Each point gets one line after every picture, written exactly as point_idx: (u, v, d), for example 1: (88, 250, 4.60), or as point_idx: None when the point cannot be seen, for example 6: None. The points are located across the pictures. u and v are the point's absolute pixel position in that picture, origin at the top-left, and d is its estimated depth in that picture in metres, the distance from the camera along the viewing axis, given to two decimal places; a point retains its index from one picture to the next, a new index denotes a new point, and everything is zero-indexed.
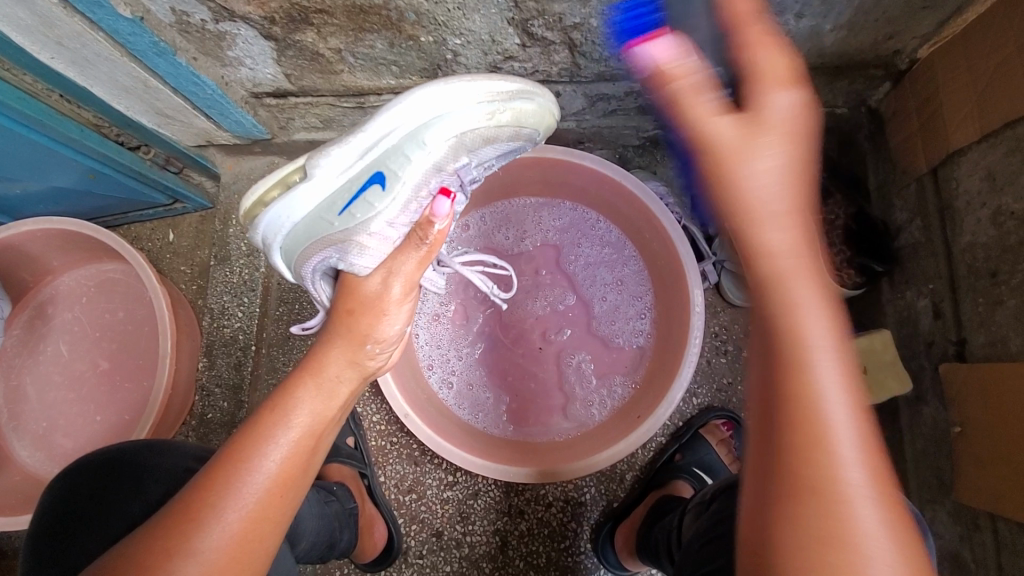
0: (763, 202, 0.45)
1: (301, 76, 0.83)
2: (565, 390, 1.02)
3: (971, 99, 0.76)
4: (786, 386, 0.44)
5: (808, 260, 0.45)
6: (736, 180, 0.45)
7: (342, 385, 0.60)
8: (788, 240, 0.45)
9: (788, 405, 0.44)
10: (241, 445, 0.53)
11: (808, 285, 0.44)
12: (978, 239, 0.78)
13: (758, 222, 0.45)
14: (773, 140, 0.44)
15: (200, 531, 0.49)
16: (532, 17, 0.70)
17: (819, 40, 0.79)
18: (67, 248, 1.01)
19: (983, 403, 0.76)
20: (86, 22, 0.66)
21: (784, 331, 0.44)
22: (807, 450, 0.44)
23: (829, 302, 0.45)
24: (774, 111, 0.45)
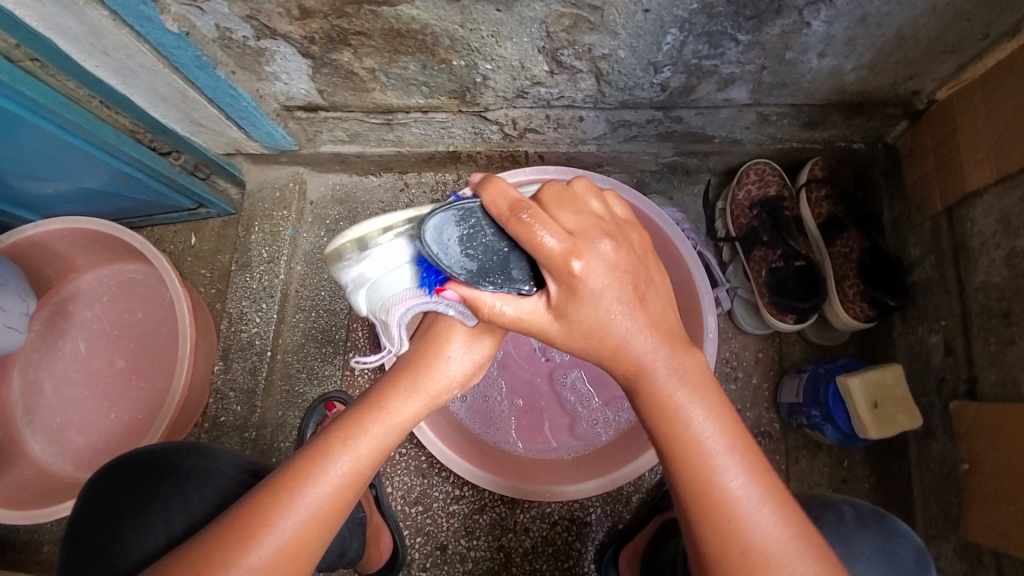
0: (632, 352, 0.55)
1: (333, 92, 0.85)
2: (569, 411, 1.04)
3: (987, 143, 0.78)
4: (680, 467, 0.54)
5: (677, 362, 0.55)
6: (584, 333, 0.55)
7: (408, 424, 0.61)
8: (655, 348, 0.55)
9: (687, 477, 0.53)
10: (307, 462, 0.55)
11: (680, 386, 0.55)
12: (991, 279, 0.79)
13: (626, 350, 0.55)
14: (595, 289, 0.53)
15: (256, 546, 0.51)
16: (563, 47, 0.73)
17: (839, 78, 0.81)
18: (92, 248, 1.04)
19: (992, 442, 0.77)
20: (133, 34, 0.69)
21: (676, 437, 0.54)
22: (707, 511, 0.52)
23: (707, 390, 0.55)
24: (591, 274, 0.53)
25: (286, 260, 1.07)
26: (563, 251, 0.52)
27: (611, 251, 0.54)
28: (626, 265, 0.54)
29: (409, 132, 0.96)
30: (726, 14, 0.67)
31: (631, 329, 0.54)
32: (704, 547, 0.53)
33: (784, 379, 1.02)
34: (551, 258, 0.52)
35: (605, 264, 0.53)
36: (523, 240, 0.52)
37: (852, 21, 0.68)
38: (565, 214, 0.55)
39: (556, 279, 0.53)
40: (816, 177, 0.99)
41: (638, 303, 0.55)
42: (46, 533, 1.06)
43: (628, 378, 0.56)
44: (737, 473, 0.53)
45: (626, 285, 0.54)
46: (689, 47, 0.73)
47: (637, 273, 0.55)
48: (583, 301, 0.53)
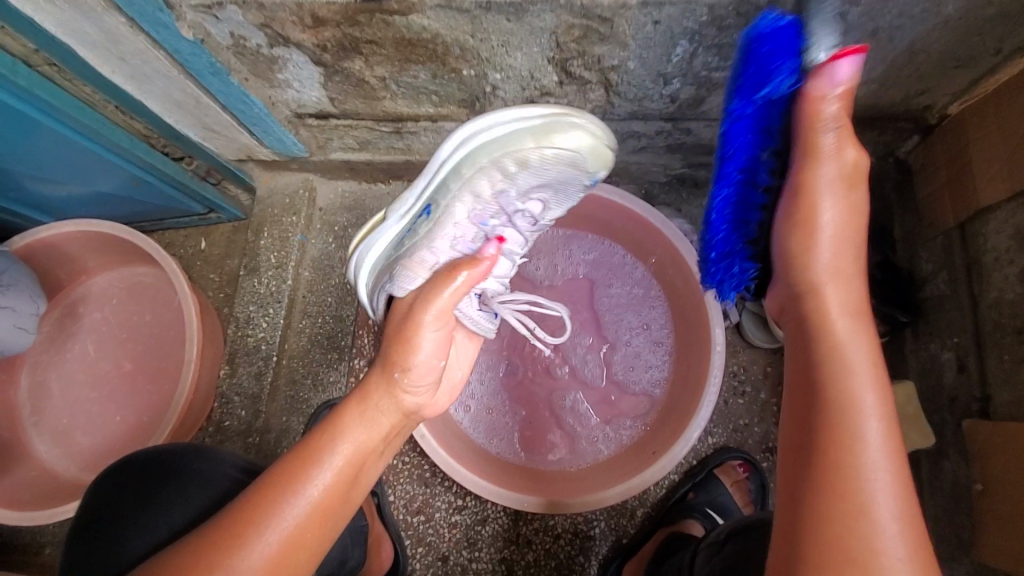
0: (823, 292, 0.58)
1: (345, 100, 0.86)
2: (566, 429, 1.02)
3: (1001, 158, 0.77)
4: (833, 420, 0.54)
5: (860, 330, 0.57)
6: (813, 219, 0.58)
7: (386, 421, 0.62)
8: (848, 314, 0.58)
9: (831, 418, 0.54)
10: (287, 466, 0.55)
11: (858, 342, 0.56)
12: (1005, 295, 0.78)
13: (823, 292, 0.58)
14: (828, 212, 0.58)
15: (243, 548, 0.51)
16: (572, 57, 0.73)
17: (850, 92, 0.80)
18: (104, 251, 1.05)
19: (1006, 462, 0.75)
20: (149, 41, 0.70)
21: (836, 374, 0.55)
22: (832, 461, 0.53)
23: (874, 360, 0.56)
24: (817, 196, 0.58)
25: (294, 266, 1.08)
26: (847, 165, 0.58)
27: (841, 189, 0.58)
28: (851, 225, 0.59)
29: (418, 140, 0.97)
30: (736, 26, 0.67)
31: (829, 275, 0.59)
32: (817, 504, 0.53)
33: None
34: (821, 151, 0.57)
35: (842, 219, 0.59)
36: (810, 116, 0.56)
37: (863, 35, 0.68)
38: (846, 122, 0.57)
39: (846, 165, 0.58)
40: None
41: (847, 261, 0.59)
42: (48, 534, 1.06)
43: (808, 309, 0.59)
44: (877, 440, 0.53)
45: (844, 235, 0.59)
46: (699, 59, 0.73)
47: (856, 228, 0.60)
48: (815, 203, 0.58)
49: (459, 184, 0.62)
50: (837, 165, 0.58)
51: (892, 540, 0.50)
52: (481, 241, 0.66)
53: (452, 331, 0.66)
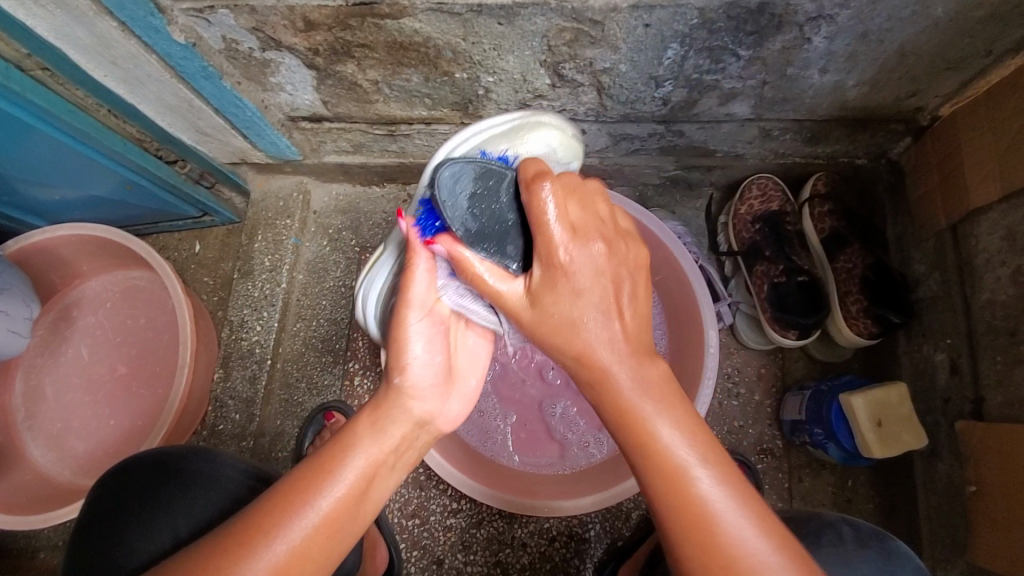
0: (597, 360, 0.52)
1: (338, 103, 0.86)
2: (557, 437, 1.02)
3: (992, 160, 0.77)
4: (659, 478, 0.50)
5: (650, 386, 0.52)
6: (552, 332, 0.53)
7: (396, 435, 0.61)
8: (631, 380, 0.52)
9: (665, 494, 0.50)
10: (299, 478, 0.55)
11: (647, 399, 0.51)
12: (996, 296, 0.78)
13: (593, 359, 0.52)
14: (578, 287, 0.52)
15: (252, 557, 0.49)
16: (564, 61, 0.73)
17: (842, 94, 0.81)
18: (98, 254, 1.04)
19: (999, 463, 0.75)
20: (141, 45, 0.70)
21: (642, 449, 0.51)
22: (678, 532, 0.49)
23: (676, 404, 0.52)
24: (573, 264, 0.52)
25: (288, 270, 1.08)
26: (563, 232, 0.52)
27: (576, 250, 0.53)
28: (610, 274, 0.53)
29: (412, 143, 0.97)
30: (727, 29, 0.67)
31: (603, 348, 0.52)
32: (681, 558, 0.49)
33: (786, 396, 1.01)
34: (546, 238, 0.52)
35: (587, 273, 0.53)
36: (526, 207, 0.53)
37: (853, 38, 0.69)
38: (558, 205, 0.53)
39: (541, 262, 0.53)
40: (819, 193, 1.00)
41: (614, 314, 0.53)
42: (42, 539, 1.05)
43: (591, 384, 0.53)
44: (714, 488, 0.49)
45: (604, 297, 0.53)
46: (690, 62, 0.73)
47: (619, 281, 0.53)
48: (556, 296, 0.53)
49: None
50: (568, 235, 0.52)
51: (756, 546, 0.48)
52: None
53: (440, 322, 0.66)
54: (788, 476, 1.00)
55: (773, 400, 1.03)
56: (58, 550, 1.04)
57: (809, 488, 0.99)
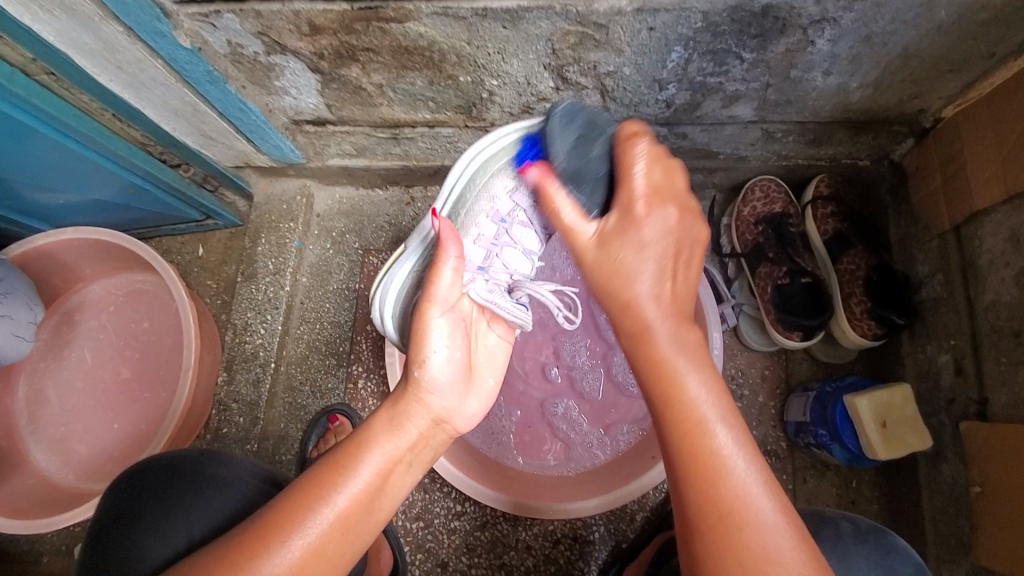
0: (644, 311, 0.55)
1: (342, 107, 0.86)
2: (561, 437, 1.02)
3: (995, 161, 0.77)
4: (676, 430, 0.52)
5: (681, 338, 0.54)
6: (613, 274, 0.56)
7: (416, 433, 0.60)
8: (668, 327, 0.54)
9: (682, 443, 0.52)
10: (317, 478, 0.55)
11: (680, 352, 0.54)
12: (1000, 298, 0.78)
13: (637, 308, 0.55)
14: (644, 240, 0.56)
15: (271, 555, 0.51)
16: (568, 64, 0.73)
17: (845, 97, 0.81)
18: (102, 258, 1.05)
19: (1004, 464, 0.75)
20: (147, 49, 0.70)
21: (669, 394, 0.53)
22: (694, 481, 0.51)
23: (701, 359, 0.54)
24: (649, 220, 0.56)
25: (291, 272, 1.08)
26: (643, 191, 0.57)
27: (657, 215, 0.57)
28: (669, 239, 0.56)
29: (415, 146, 0.98)
30: (731, 32, 0.67)
31: (651, 298, 0.55)
32: (687, 507, 0.51)
33: (791, 396, 1.01)
34: (627, 178, 0.58)
35: (665, 227, 0.56)
36: (621, 156, 0.59)
37: (857, 40, 0.69)
38: (642, 167, 0.58)
39: (617, 207, 0.58)
40: (822, 194, 1.00)
41: (669, 271, 0.56)
42: (46, 543, 1.05)
43: (629, 334, 0.56)
44: (728, 442, 0.51)
45: (666, 251, 0.56)
46: (693, 65, 0.73)
47: (681, 248, 0.57)
48: (622, 243, 0.56)
49: (475, 194, 0.70)
50: (647, 187, 0.57)
51: (762, 508, 0.49)
52: (502, 236, 0.72)
53: (462, 321, 0.66)
54: (792, 478, 1.00)
55: (778, 401, 1.03)
56: (62, 554, 1.04)
57: (813, 489, 0.99)
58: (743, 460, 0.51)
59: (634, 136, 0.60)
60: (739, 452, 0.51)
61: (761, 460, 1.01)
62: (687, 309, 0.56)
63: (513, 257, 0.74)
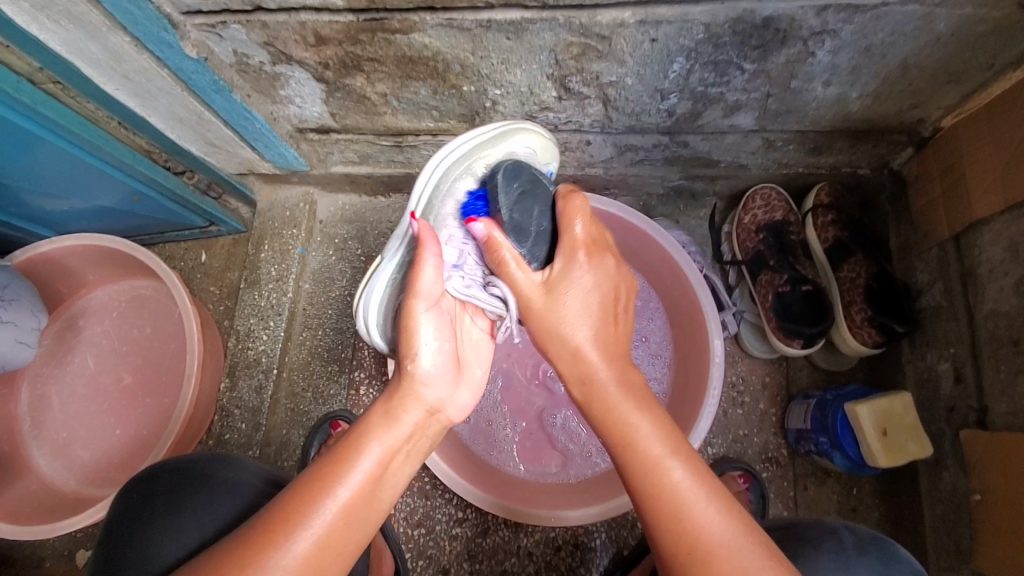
0: (588, 358, 0.61)
1: (346, 115, 0.87)
2: (560, 448, 1.02)
3: (994, 172, 0.78)
4: (630, 472, 0.57)
5: (624, 383, 0.61)
6: (556, 321, 0.62)
7: (412, 425, 0.61)
8: (609, 375, 0.61)
9: (639, 480, 0.56)
10: (318, 474, 0.55)
11: (624, 398, 0.59)
12: (1000, 306, 0.79)
13: (583, 357, 0.62)
14: (576, 285, 0.63)
15: (276, 552, 0.51)
16: (571, 74, 0.74)
17: (844, 106, 0.82)
18: (106, 264, 1.05)
19: (1004, 472, 0.76)
20: (153, 59, 0.70)
21: (621, 440, 0.58)
22: (654, 513, 0.55)
23: (649, 404, 0.59)
24: (578, 275, 0.63)
25: (294, 279, 1.08)
26: (582, 238, 0.64)
27: (589, 266, 0.64)
28: (603, 284, 0.64)
29: (418, 154, 0.98)
30: (732, 43, 0.68)
31: (589, 348, 0.62)
32: (656, 541, 0.55)
33: (791, 404, 1.01)
34: (568, 232, 0.64)
35: (593, 282, 0.64)
36: (563, 216, 0.64)
37: (856, 52, 0.69)
38: (577, 221, 0.64)
39: (561, 254, 0.64)
40: (823, 203, 1.00)
41: (601, 321, 0.63)
42: (48, 549, 1.05)
43: (580, 382, 0.62)
44: (683, 472, 0.55)
45: (598, 298, 0.64)
46: (695, 75, 0.74)
47: (615, 293, 0.65)
48: (566, 290, 0.63)
49: (443, 197, 0.67)
50: (587, 239, 0.65)
51: (722, 528, 0.53)
52: (476, 234, 0.69)
53: (445, 317, 0.67)
54: (794, 485, 1.00)
55: (778, 408, 1.03)
56: (63, 559, 1.04)
57: (813, 496, 0.99)
58: (699, 487, 0.54)
59: (574, 199, 0.65)
60: (695, 481, 0.55)
61: (762, 467, 1.01)
62: (621, 358, 0.63)
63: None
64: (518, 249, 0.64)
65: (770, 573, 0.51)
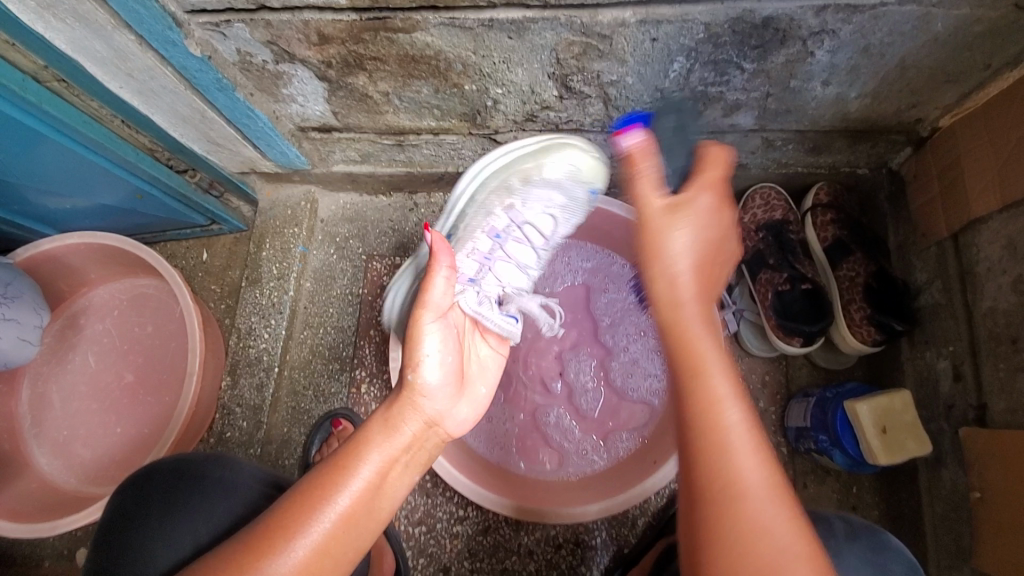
0: (681, 276, 0.55)
1: (348, 114, 0.87)
2: (554, 447, 1.02)
3: (992, 171, 0.79)
4: (689, 401, 0.51)
5: (698, 314, 0.54)
6: (658, 233, 0.55)
7: (412, 435, 0.61)
8: (691, 294, 0.54)
9: (695, 414, 0.51)
10: (317, 483, 0.55)
11: (697, 327, 0.54)
12: (998, 305, 0.79)
13: (678, 272, 0.55)
14: (699, 212, 0.56)
15: (273, 559, 0.51)
16: (572, 73, 0.75)
17: (843, 106, 0.82)
18: (107, 263, 1.05)
19: (1003, 469, 0.76)
20: (157, 57, 0.71)
21: (685, 365, 0.53)
22: (706, 452, 0.50)
23: (719, 349, 0.54)
24: (701, 202, 0.56)
25: (296, 277, 1.09)
26: (709, 179, 0.57)
27: (710, 198, 0.57)
28: (714, 230, 0.56)
29: (419, 153, 0.99)
30: (732, 43, 0.68)
31: (687, 261, 0.55)
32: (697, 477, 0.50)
33: (791, 403, 1.02)
34: (700, 172, 0.58)
35: (708, 212, 0.56)
36: (711, 157, 0.58)
37: (855, 52, 0.70)
38: (710, 163, 0.58)
39: (693, 185, 0.57)
40: (822, 202, 1.01)
41: (714, 252, 0.57)
42: (49, 547, 1.05)
43: (658, 293, 0.55)
44: (735, 415, 0.51)
45: (709, 234, 0.56)
46: (695, 75, 0.74)
47: (721, 245, 0.57)
48: (686, 215, 0.56)
49: (477, 208, 0.78)
50: (716, 176, 0.58)
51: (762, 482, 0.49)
52: (496, 250, 0.78)
53: (450, 330, 0.66)
54: (793, 483, 1.01)
55: (778, 406, 1.04)
56: (64, 557, 1.04)
57: (813, 494, 1.00)
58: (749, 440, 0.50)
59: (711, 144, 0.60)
60: (746, 433, 0.50)
61: None
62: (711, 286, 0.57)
63: (506, 271, 0.79)
64: (656, 170, 0.59)
65: (796, 543, 0.47)
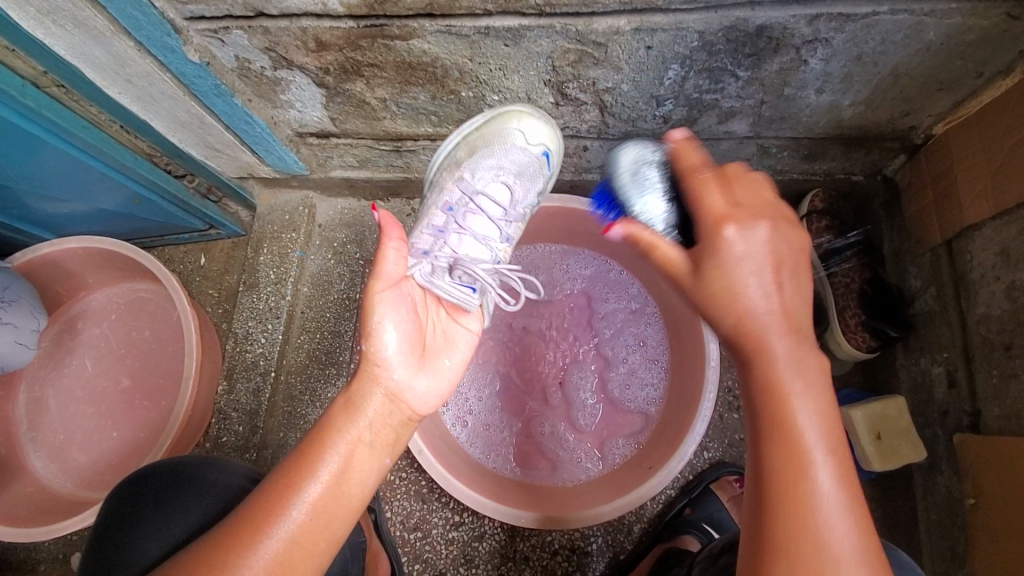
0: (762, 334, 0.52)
1: (346, 120, 0.87)
2: (550, 456, 1.02)
3: (985, 179, 0.79)
4: (770, 444, 0.51)
5: (806, 368, 0.52)
6: (718, 295, 0.54)
7: (375, 414, 0.61)
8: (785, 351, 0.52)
9: (774, 459, 0.50)
10: (289, 474, 0.56)
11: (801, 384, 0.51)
12: (991, 312, 0.80)
13: (759, 339, 0.53)
14: (742, 253, 0.53)
15: (252, 552, 0.52)
16: (568, 80, 0.75)
17: (837, 114, 0.83)
18: (105, 267, 1.06)
19: (998, 476, 0.76)
20: (156, 63, 0.71)
21: (775, 408, 0.51)
22: (785, 503, 0.49)
23: (823, 398, 0.52)
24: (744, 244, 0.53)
25: (293, 282, 1.09)
26: (726, 211, 0.55)
27: (746, 234, 0.54)
28: (784, 248, 0.54)
29: (417, 159, 0.99)
30: (726, 51, 0.69)
31: (765, 317, 0.52)
32: (766, 522, 0.50)
33: None
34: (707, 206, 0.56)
35: (760, 245, 0.53)
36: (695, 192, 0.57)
37: (848, 60, 0.71)
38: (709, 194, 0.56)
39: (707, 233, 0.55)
40: (817, 209, 1.01)
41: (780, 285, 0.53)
42: (44, 552, 1.05)
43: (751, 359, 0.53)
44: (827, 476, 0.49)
45: (768, 265, 0.53)
46: (690, 82, 0.75)
47: (783, 258, 0.54)
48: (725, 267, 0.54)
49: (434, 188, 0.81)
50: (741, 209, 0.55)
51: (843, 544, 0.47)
52: (451, 224, 0.78)
53: (410, 303, 0.66)
54: None
55: None
56: (58, 562, 1.04)
57: None
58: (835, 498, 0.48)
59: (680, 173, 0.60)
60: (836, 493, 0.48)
61: None
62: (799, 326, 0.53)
63: (465, 244, 0.78)
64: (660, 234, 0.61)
65: None
